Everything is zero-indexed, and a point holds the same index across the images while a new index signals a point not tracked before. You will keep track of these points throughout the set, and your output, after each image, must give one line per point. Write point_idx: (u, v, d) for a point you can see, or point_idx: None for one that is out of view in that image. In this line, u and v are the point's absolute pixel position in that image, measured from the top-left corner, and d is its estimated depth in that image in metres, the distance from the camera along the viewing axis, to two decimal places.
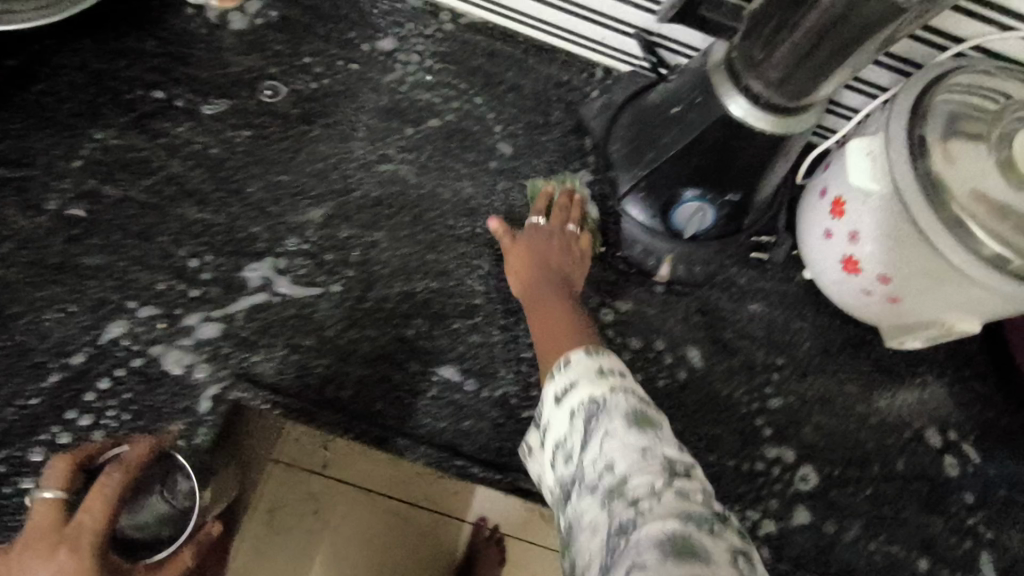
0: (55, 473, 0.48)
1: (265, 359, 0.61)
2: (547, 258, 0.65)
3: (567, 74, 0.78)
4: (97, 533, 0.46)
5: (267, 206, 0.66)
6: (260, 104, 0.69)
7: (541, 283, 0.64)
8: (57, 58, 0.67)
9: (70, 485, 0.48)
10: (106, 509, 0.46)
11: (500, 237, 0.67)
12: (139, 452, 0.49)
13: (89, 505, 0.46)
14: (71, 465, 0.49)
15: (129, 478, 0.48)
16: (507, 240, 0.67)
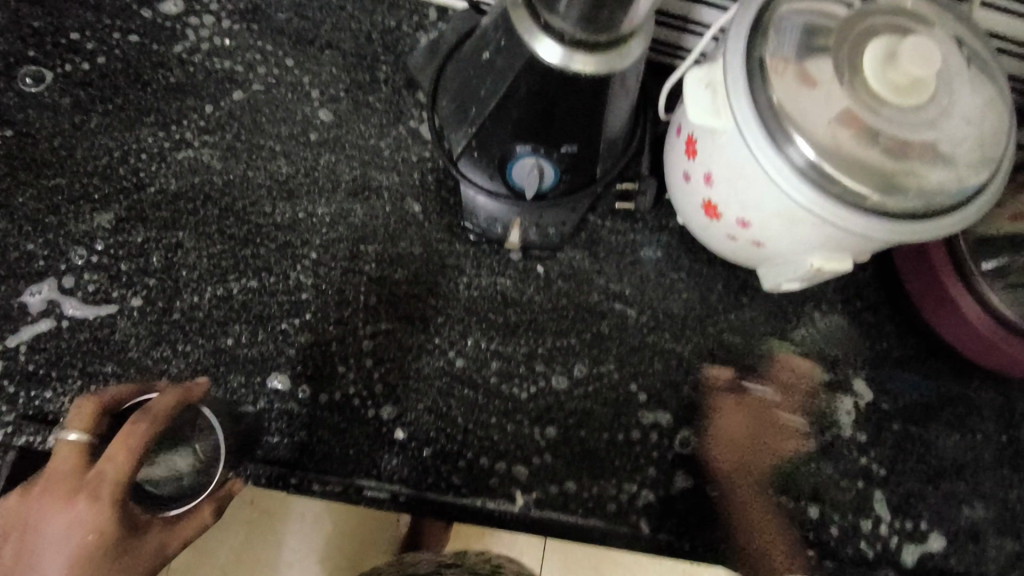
0: (82, 415, 0.45)
1: (58, 394, 0.54)
2: (764, 421, 0.65)
3: (393, 20, 0.68)
4: (120, 481, 0.42)
5: (43, 217, 0.57)
6: (22, 97, 0.60)
7: (735, 431, 0.64)
8: None
9: (96, 429, 0.44)
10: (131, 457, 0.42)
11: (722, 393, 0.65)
12: (167, 401, 0.45)
13: (113, 454, 0.42)
14: (100, 408, 0.45)
15: (158, 426, 0.44)
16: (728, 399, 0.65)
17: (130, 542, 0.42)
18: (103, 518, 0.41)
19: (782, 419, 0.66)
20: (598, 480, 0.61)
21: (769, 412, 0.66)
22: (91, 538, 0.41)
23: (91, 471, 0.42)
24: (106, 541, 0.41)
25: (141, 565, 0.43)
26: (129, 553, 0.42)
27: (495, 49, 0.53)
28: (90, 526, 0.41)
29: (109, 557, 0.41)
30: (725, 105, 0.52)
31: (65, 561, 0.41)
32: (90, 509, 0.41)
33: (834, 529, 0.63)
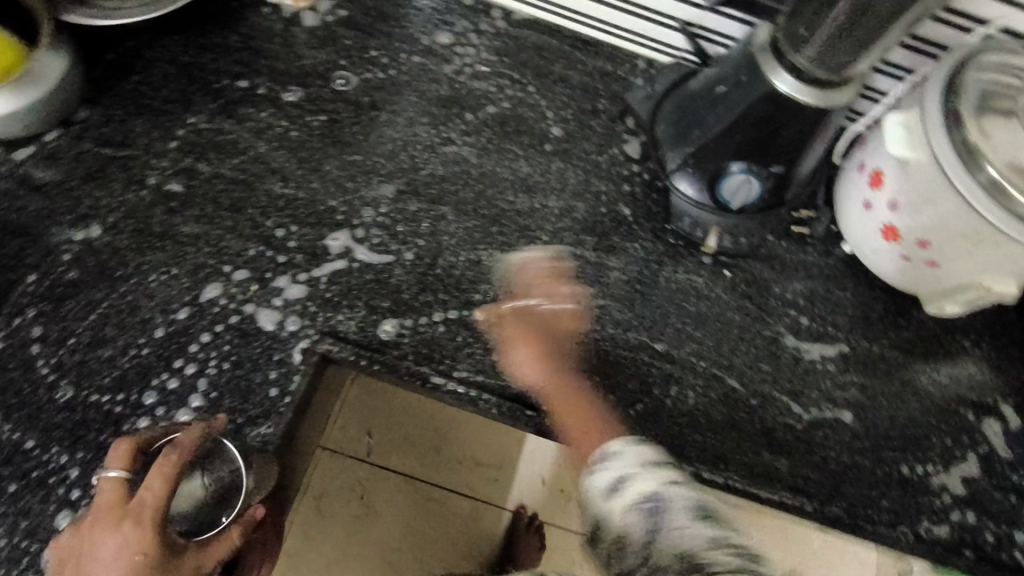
0: (119, 455, 0.54)
1: (348, 318, 0.66)
2: (551, 326, 0.69)
3: (613, 66, 0.84)
4: (157, 505, 0.51)
5: (344, 182, 0.72)
6: (333, 92, 0.76)
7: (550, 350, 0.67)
8: (150, 52, 0.74)
9: (132, 467, 0.53)
10: (165, 484, 0.52)
11: (494, 325, 0.68)
12: (192, 436, 0.54)
13: (150, 484, 0.51)
14: (136, 448, 0.54)
15: (186, 457, 0.53)
16: (497, 315, 0.68)
17: (170, 563, 0.51)
18: (147, 541, 0.50)
19: (572, 336, 0.70)
20: (775, 455, 0.69)
21: (563, 323, 0.70)
22: (139, 558, 0.50)
23: (134, 500, 0.51)
24: (148, 562, 0.50)
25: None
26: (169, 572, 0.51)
27: (732, 84, 0.67)
28: (138, 547, 0.50)
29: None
30: (922, 142, 0.63)
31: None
32: (135, 532, 0.51)
33: (987, 535, 0.69)
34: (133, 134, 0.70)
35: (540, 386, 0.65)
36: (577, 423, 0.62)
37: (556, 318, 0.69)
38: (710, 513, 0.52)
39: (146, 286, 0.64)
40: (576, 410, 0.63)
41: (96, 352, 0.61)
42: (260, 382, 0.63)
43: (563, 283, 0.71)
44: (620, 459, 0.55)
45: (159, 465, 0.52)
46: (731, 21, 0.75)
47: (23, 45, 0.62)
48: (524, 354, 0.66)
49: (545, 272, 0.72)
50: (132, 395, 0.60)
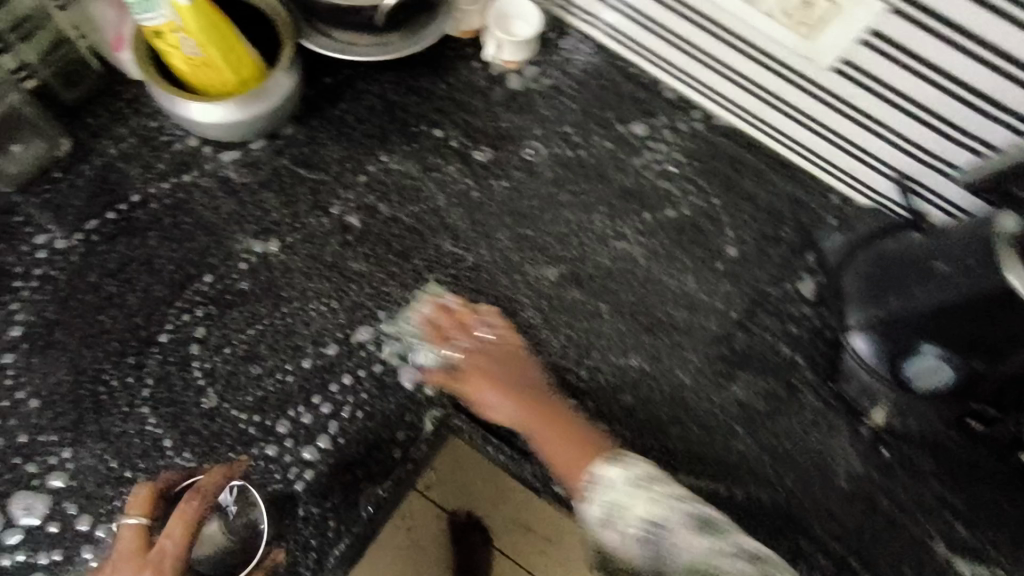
0: (139, 501, 0.55)
1: (485, 396, 0.65)
2: (485, 361, 0.64)
3: (805, 194, 0.78)
4: (178, 556, 0.52)
5: (511, 255, 0.71)
6: (521, 161, 0.76)
7: (498, 375, 0.64)
8: (362, 84, 0.76)
9: (152, 514, 0.55)
10: (186, 532, 0.53)
11: (448, 346, 0.65)
12: (212, 480, 0.55)
13: (172, 532, 0.53)
14: (155, 493, 0.55)
15: (207, 506, 0.55)
16: (450, 349, 0.65)
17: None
18: None
19: (519, 356, 0.65)
20: None
21: (496, 350, 0.65)
22: None
23: (155, 547, 0.53)
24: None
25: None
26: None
27: (957, 267, 0.61)
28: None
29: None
30: None
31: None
32: None
33: None
34: (327, 160, 0.72)
35: (517, 421, 0.62)
36: (571, 459, 0.61)
37: (498, 350, 0.65)
38: (616, 511, 0.57)
39: (305, 314, 0.65)
40: (561, 439, 0.61)
41: (246, 368, 0.62)
42: (387, 442, 0.62)
43: (478, 312, 0.67)
44: (611, 491, 0.58)
45: (180, 514, 0.54)
46: (953, 184, 0.69)
47: (264, 69, 0.66)
48: (490, 394, 0.63)
49: (445, 314, 0.66)
50: (267, 420, 0.61)
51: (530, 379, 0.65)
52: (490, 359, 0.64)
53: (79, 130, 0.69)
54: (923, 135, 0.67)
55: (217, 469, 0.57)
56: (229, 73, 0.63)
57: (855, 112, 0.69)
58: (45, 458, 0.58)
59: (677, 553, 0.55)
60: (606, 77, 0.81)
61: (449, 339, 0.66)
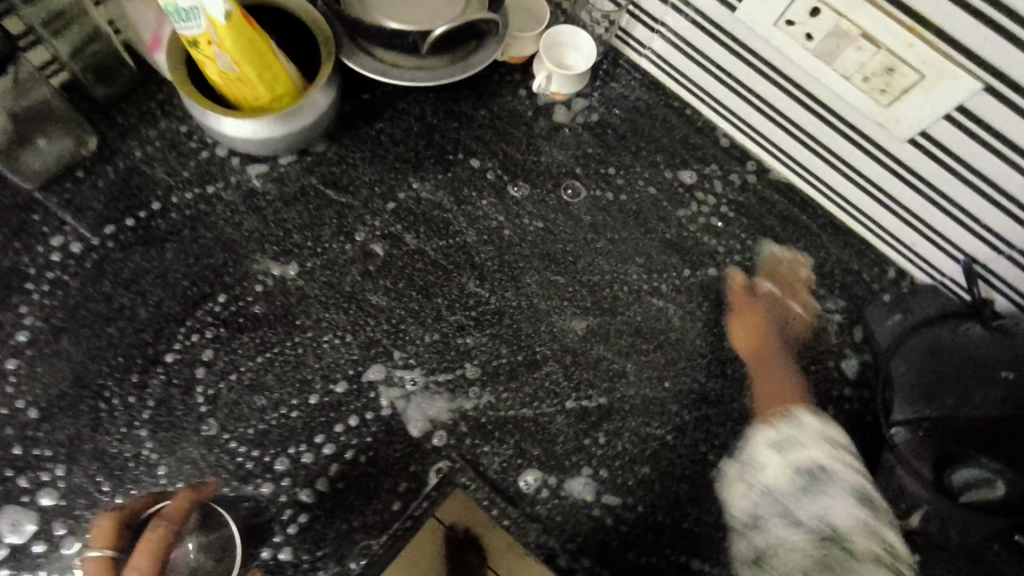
0: (101, 531, 0.48)
1: (494, 453, 0.61)
2: (777, 323, 0.69)
3: (859, 264, 0.73)
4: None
5: (538, 302, 0.67)
6: (559, 201, 0.71)
7: (767, 331, 0.68)
8: (401, 104, 0.72)
9: (114, 545, 0.47)
10: (155, 561, 0.46)
11: (749, 292, 0.71)
12: (180, 505, 0.50)
13: (138, 564, 0.45)
14: (117, 523, 0.49)
15: (175, 531, 0.48)
16: (749, 297, 0.70)
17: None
18: None
19: (799, 328, 0.70)
20: None
21: (790, 296, 0.71)
22: None
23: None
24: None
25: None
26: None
27: None
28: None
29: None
30: None
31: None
32: None
33: None
34: (356, 183, 0.69)
35: (752, 364, 0.67)
36: (773, 397, 0.64)
37: (763, 298, 0.70)
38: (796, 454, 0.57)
39: (317, 346, 0.62)
40: (776, 385, 0.65)
41: (251, 398, 0.60)
42: (387, 491, 0.59)
43: (761, 276, 0.71)
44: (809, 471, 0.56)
45: (148, 539, 0.47)
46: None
47: (297, 84, 0.63)
48: (762, 337, 0.67)
49: (780, 266, 0.72)
50: (266, 455, 0.58)
51: (796, 318, 0.71)
52: (762, 308, 0.69)
53: (106, 129, 0.67)
54: (1001, 222, 0.61)
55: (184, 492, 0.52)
56: (262, 88, 0.60)
57: (924, 186, 0.63)
58: (37, 474, 0.56)
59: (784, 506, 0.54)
60: (658, 116, 0.76)
61: (752, 281, 0.71)
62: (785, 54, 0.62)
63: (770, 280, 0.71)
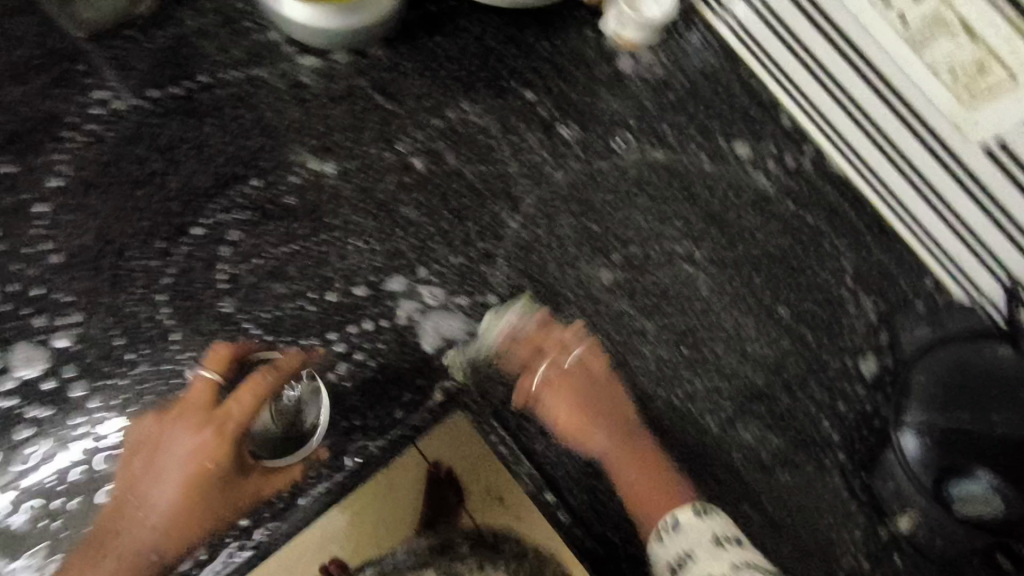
0: (218, 358, 0.55)
1: (500, 382, 0.62)
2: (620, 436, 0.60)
3: (901, 271, 0.70)
4: (241, 423, 0.53)
5: (568, 245, 0.66)
6: (606, 149, 0.70)
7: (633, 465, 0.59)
8: (464, 21, 0.70)
9: (226, 374, 0.55)
10: (253, 404, 0.54)
11: (591, 379, 0.62)
12: (288, 363, 0.56)
13: (238, 401, 0.53)
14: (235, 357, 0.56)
15: (277, 382, 0.55)
16: (581, 374, 0.62)
17: (237, 478, 0.54)
18: (222, 453, 0.53)
19: (614, 406, 0.62)
20: None
21: (607, 398, 0.62)
22: (210, 466, 0.53)
23: (220, 409, 0.53)
24: (217, 472, 0.53)
25: (240, 499, 0.54)
26: (235, 485, 0.54)
27: None
28: (210, 456, 0.53)
29: (219, 485, 0.53)
30: None
31: (181, 479, 0.53)
32: (211, 440, 0.53)
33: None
34: (406, 93, 0.67)
35: (603, 455, 0.60)
36: (637, 497, 0.58)
37: (592, 383, 0.62)
38: (687, 557, 0.53)
39: (343, 247, 0.62)
40: (654, 480, 0.58)
41: (269, 284, 0.60)
42: (391, 400, 0.60)
43: (579, 352, 0.63)
44: (679, 536, 0.55)
45: (254, 383, 0.54)
46: None
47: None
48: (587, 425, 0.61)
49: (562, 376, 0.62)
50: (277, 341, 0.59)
51: (616, 402, 0.62)
52: (606, 415, 0.61)
53: None
54: None
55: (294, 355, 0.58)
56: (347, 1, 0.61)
57: (984, 198, 0.59)
58: (54, 316, 0.56)
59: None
60: (724, 82, 0.73)
61: (580, 392, 0.62)
62: (876, 36, 0.59)
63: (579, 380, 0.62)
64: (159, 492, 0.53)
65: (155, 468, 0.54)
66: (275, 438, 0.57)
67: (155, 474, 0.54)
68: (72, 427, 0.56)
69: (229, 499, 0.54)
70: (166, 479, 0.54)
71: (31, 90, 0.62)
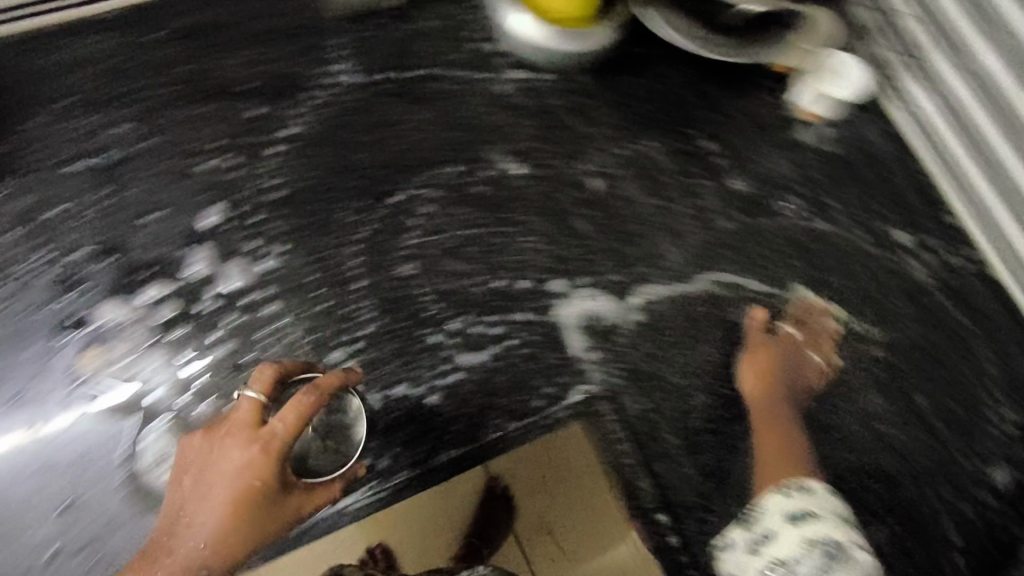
0: (262, 378, 0.56)
1: (634, 399, 0.65)
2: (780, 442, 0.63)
3: None
4: (285, 442, 0.54)
5: (719, 289, 0.69)
6: (769, 208, 0.73)
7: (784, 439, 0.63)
8: (660, 66, 0.75)
9: (269, 393, 0.56)
10: (298, 420, 0.54)
11: (760, 333, 0.68)
12: (329, 381, 0.55)
13: (284, 417, 0.53)
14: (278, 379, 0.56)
15: (318, 402, 0.54)
16: (763, 338, 0.67)
17: (281, 496, 0.55)
18: (267, 471, 0.53)
19: (794, 381, 0.67)
20: None
21: (793, 375, 0.67)
22: (257, 483, 0.53)
23: (266, 428, 0.54)
24: (264, 489, 0.54)
25: (285, 519, 0.55)
26: (278, 505, 0.54)
27: None
28: (258, 474, 0.53)
29: (265, 502, 0.54)
30: None
31: (226, 499, 0.53)
32: (257, 458, 0.53)
33: None
34: (599, 120, 0.73)
35: (755, 418, 0.64)
36: (767, 462, 0.62)
37: (755, 363, 0.66)
38: (806, 515, 0.57)
39: (517, 243, 0.68)
40: (788, 457, 0.62)
41: (448, 260, 0.66)
42: (531, 389, 0.64)
43: (756, 338, 0.67)
44: (807, 497, 0.59)
45: (290, 405, 0.53)
46: None
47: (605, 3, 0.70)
48: (764, 394, 0.65)
49: (759, 335, 0.68)
50: (445, 311, 0.65)
51: (805, 383, 0.68)
52: (779, 383, 0.66)
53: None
54: None
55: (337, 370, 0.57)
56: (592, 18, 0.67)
57: None
58: (269, 244, 0.65)
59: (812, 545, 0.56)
60: (896, 170, 0.75)
61: (768, 352, 0.67)
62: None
63: (765, 340, 0.68)
64: (204, 513, 0.53)
65: (200, 488, 0.54)
66: (316, 454, 0.58)
67: (197, 496, 0.54)
68: (259, 346, 0.62)
69: (273, 517, 0.54)
70: (210, 499, 0.53)
71: (287, 53, 0.71)
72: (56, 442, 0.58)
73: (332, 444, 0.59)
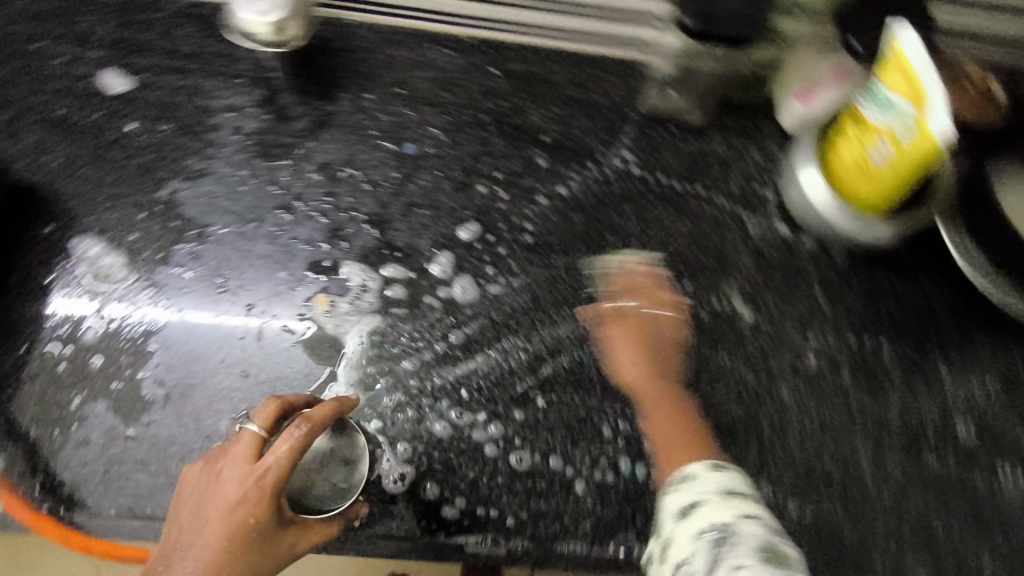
0: (263, 413, 0.57)
1: None
2: (668, 428, 0.62)
3: None
4: (278, 479, 0.55)
5: (903, 527, 0.64)
6: (990, 472, 0.66)
7: (660, 412, 0.64)
8: (927, 277, 0.71)
9: (270, 428, 0.57)
10: (292, 455, 0.55)
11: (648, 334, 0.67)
12: (324, 414, 0.57)
13: (277, 451, 0.55)
14: (279, 413, 0.58)
15: (313, 436, 0.56)
16: (643, 313, 0.68)
17: (277, 530, 0.56)
18: (261, 508, 0.55)
19: (674, 373, 0.67)
20: None
21: (670, 354, 0.68)
22: (251, 519, 0.55)
23: (261, 463, 0.55)
24: (258, 525, 0.55)
25: (279, 553, 0.56)
26: (271, 539, 0.56)
27: None
28: (252, 510, 0.55)
29: (258, 539, 0.55)
30: None
31: (221, 531, 0.55)
32: (251, 491, 0.54)
33: None
34: (843, 302, 0.70)
35: (636, 392, 0.65)
36: (671, 458, 0.60)
37: (644, 329, 0.67)
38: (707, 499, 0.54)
39: (716, 379, 0.68)
40: (671, 432, 0.62)
41: None
42: None
43: (606, 328, 0.68)
44: (691, 485, 0.55)
45: (284, 442, 0.55)
46: None
47: (909, 198, 0.67)
48: (632, 355, 0.66)
49: (642, 283, 0.70)
50: (625, 408, 0.66)
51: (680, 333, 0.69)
52: (670, 354, 0.68)
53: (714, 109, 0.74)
54: None
55: (330, 403, 0.58)
56: (884, 209, 0.65)
57: None
58: (501, 276, 0.69)
59: (715, 524, 0.51)
60: None
61: (647, 314, 0.68)
62: None
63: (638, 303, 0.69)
64: (200, 543, 0.55)
65: (199, 518, 0.56)
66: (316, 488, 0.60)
67: (196, 524, 0.56)
68: (456, 366, 0.66)
69: (268, 553, 0.55)
70: (207, 530, 0.55)
71: (588, 126, 0.74)
72: (270, 362, 0.65)
73: (333, 479, 0.60)
